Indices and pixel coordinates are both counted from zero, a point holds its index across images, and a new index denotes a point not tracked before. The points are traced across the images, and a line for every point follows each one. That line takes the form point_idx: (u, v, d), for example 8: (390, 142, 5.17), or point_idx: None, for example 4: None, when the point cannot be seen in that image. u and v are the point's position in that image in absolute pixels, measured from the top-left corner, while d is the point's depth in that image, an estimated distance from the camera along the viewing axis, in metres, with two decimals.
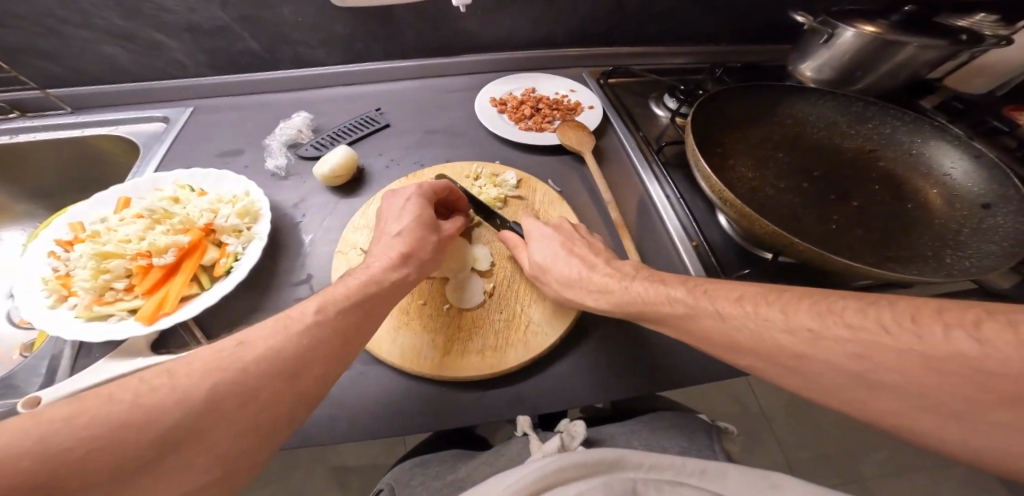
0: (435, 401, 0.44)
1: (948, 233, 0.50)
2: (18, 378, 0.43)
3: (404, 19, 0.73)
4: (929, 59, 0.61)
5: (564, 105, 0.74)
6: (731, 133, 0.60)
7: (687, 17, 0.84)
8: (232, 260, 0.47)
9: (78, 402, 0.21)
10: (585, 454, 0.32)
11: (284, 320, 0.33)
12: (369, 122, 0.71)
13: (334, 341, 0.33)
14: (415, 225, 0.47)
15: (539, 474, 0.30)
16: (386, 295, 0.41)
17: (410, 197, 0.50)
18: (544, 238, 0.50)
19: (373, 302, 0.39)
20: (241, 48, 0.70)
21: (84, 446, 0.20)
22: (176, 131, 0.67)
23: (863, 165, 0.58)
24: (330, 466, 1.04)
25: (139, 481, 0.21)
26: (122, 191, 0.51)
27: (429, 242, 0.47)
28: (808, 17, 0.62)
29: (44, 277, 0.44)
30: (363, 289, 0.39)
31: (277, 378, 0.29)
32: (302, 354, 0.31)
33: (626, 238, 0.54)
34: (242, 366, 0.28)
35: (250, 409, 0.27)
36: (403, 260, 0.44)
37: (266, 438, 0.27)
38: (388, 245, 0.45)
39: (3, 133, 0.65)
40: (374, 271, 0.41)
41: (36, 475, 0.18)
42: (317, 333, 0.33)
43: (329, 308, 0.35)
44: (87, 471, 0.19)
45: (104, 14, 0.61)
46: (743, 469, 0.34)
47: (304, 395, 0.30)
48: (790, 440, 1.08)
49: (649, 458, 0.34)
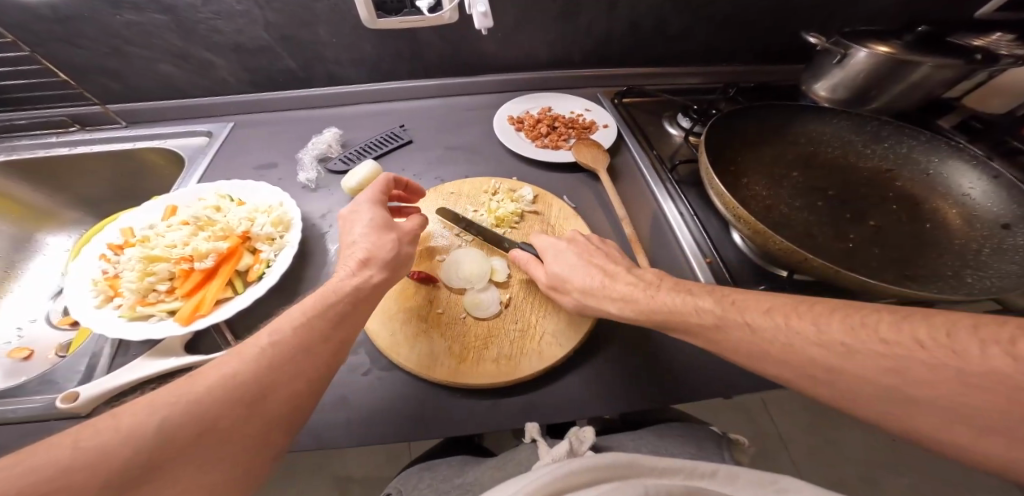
0: (454, 407, 0.45)
1: (967, 252, 0.49)
2: (59, 373, 0.46)
3: (430, 40, 0.78)
4: (944, 79, 0.62)
5: (579, 123, 0.77)
6: (745, 151, 0.61)
7: (701, 39, 0.87)
8: (264, 265, 0.50)
9: None
10: (600, 457, 0.33)
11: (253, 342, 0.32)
12: (393, 138, 0.75)
13: (304, 355, 0.33)
14: (371, 230, 0.46)
15: (557, 476, 0.31)
16: (355, 305, 0.40)
17: (360, 203, 0.49)
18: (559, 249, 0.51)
19: (341, 314, 0.38)
20: (279, 66, 0.76)
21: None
22: (217, 145, 0.72)
23: (880, 183, 0.58)
24: (334, 475, 1.05)
25: None
26: (169, 200, 0.55)
27: (389, 241, 0.46)
28: (820, 38, 0.64)
29: (94, 278, 0.47)
30: (322, 299, 0.38)
31: (239, 403, 0.28)
32: (265, 376, 0.30)
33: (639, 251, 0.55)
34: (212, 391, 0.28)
35: (219, 435, 0.27)
36: (363, 264, 0.43)
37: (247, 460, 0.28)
38: (348, 256, 0.44)
39: (64, 145, 0.71)
40: (333, 282, 0.40)
41: None
42: (281, 351, 0.32)
43: (284, 326, 0.34)
44: None
45: (164, 34, 0.67)
46: (751, 471, 0.35)
47: (276, 417, 0.30)
48: (800, 460, 1.05)
49: (661, 461, 0.34)
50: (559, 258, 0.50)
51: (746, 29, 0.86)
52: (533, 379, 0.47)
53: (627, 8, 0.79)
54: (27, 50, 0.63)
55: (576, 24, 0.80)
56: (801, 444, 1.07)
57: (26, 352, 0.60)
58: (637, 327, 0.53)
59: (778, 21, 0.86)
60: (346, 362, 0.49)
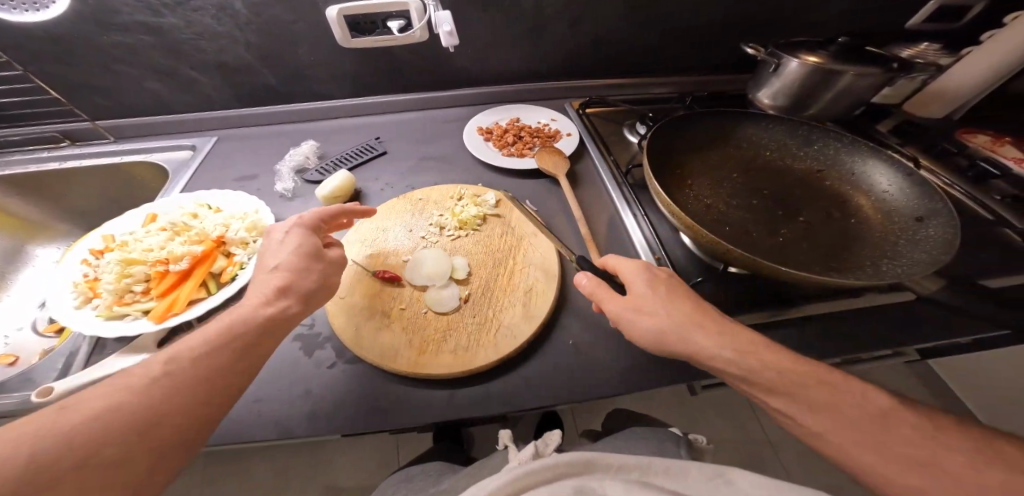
0: (411, 397, 0.49)
1: (887, 244, 0.53)
2: (36, 372, 0.48)
3: (403, 57, 0.83)
4: (868, 86, 0.69)
5: (544, 132, 0.82)
6: (689, 155, 0.66)
7: (658, 52, 0.93)
8: (237, 268, 0.54)
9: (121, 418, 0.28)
10: (561, 459, 0.38)
11: (142, 377, 0.31)
12: (368, 149, 0.80)
13: (230, 353, 0.35)
14: (294, 257, 0.45)
15: (517, 476, 0.36)
16: (267, 329, 0.39)
17: (289, 229, 0.48)
18: (647, 270, 0.45)
19: (251, 338, 0.37)
20: (260, 83, 0.80)
21: None
22: (201, 158, 0.76)
23: (811, 183, 0.63)
24: (322, 484, 1.10)
25: None
26: (150, 209, 0.58)
27: (312, 276, 0.45)
28: (758, 49, 0.72)
29: (74, 281, 0.50)
30: (230, 326, 0.37)
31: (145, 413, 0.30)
32: (171, 388, 0.31)
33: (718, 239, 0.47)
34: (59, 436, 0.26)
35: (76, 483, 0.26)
36: (279, 294, 0.41)
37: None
38: (264, 282, 0.43)
39: (55, 160, 0.75)
40: (242, 309, 0.39)
41: None
42: (169, 383, 0.32)
43: (194, 350, 0.34)
44: None
45: (151, 54, 0.71)
46: (702, 466, 0.39)
47: (188, 413, 0.31)
48: (767, 457, 1.09)
49: (617, 459, 0.39)
50: (648, 283, 0.43)
51: (701, 43, 0.92)
52: (490, 369, 0.51)
53: (588, 26, 0.84)
54: (21, 69, 0.67)
55: (539, 40, 0.86)
56: (768, 442, 1.12)
57: (11, 358, 0.63)
58: (588, 320, 0.56)
59: (731, 36, 0.92)
60: (314, 357, 0.52)
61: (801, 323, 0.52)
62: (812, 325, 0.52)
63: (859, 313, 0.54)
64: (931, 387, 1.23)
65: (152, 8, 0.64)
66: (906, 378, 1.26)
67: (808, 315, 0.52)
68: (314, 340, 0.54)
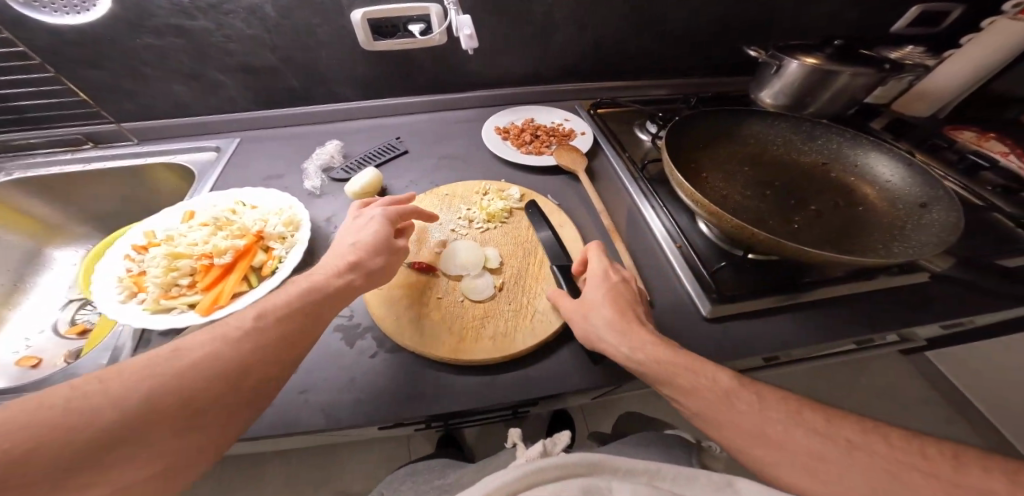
0: (452, 382, 0.50)
1: (895, 228, 0.57)
2: (81, 367, 0.49)
3: (421, 60, 0.86)
4: (863, 85, 0.75)
5: (559, 131, 0.86)
6: (702, 151, 0.70)
7: (664, 55, 0.98)
8: (278, 261, 0.55)
9: (217, 362, 0.33)
10: (562, 459, 0.38)
11: (227, 333, 0.36)
12: (390, 149, 0.82)
13: (296, 325, 0.40)
14: (370, 243, 0.51)
15: (525, 473, 0.36)
16: (330, 302, 0.44)
17: (372, 217, 0.55)
18: (603, 277, 0.52)
19: (317, 309, 0.43)
20: (283, 85, 0.81)
21: (89, 413, 0.26)
22: (226, 159, 0.77)
23: (817, 176, 0.67)
24: (331, 490, 1.10)
25: (138, 437, 0.28)
26: (188, 205, 0.60)
27: (379, 260, 0.51)
28: (759, 52, 0.77)
29: (118, 275, 0.51)
30: (303, 297, 0.42)
31: (235, 364, 0.34)
32: (254, 343, 0.36)
33: (735, 223, 0.51)
34: (173, 375, 0.31)
35: (186, 415, 0.30)
36: (350, 268, 0.48)
37: (176, 464, 0.29)
38: (342, 255, 0.50)
39: (79, 161, 0.76)
40: (318, 278, 0.46)
41: (54, 433, 0.25)
42: (256, 337, 0.37)
43: (267, 315, 0.39)
44: (92, 425, 0.26)
45: (180, 57, 0.72)
46: (711, 474, 0.38)
47: (267, 368, 0.36)
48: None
49: (625, 463, 0.38)
50: (597, 288, 0.51)
51: (705, 46, 0.97)
52: (529, 353, 0.53)
53: (601, 29, 0.88)
54: (52, 72, 0.68)
55: (552, 44, 0.89)
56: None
57: (34, 360, 0.68)
58: None
59: (733, 39, 0.97)
60: (355, 348, 0.54)
61: (816, 305, 0.56)
62: (826, 306, 0.56)
63: (872, 295, 0.57)
64: (924, 374, 1.29)
65: (186, 11, 0.66)
66: (903, 367, 1.32)
67: (824, 296, 0.56)
68: (353, 331, 0.55)
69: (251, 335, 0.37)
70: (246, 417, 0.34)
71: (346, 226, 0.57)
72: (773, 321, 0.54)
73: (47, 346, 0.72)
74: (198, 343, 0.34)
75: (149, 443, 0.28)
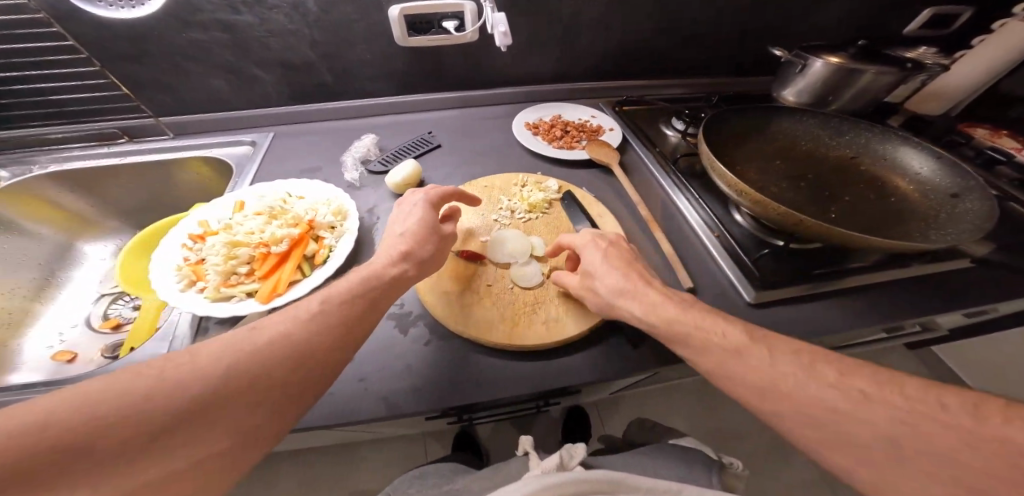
0: (508, 367, 0.51)
1: (929, 217, 0.59)
2: (140, 357, 0.49)
3: (452, 57, 0.87)
4: (885, 85, 0.78)
5: (587, 127, 0.87)
6: (735, 145, 0.72)
7: (687, 54, 1.00)
8: (329, 250, 0.56)
9: (282, 344, 0.34)
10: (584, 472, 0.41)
11: (292, 316, 0.37)
12: (423, 143, 0.83)
13: (357, 311, 0.40)
14: (417, 229, 0.52)
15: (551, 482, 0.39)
16: (385, 290, 0.44)
17: (416, 203, 0.56)
18: (596, 245, 0.52)
19: (376, 296, 0.43)
20: (318, 81, 0.82)
21: (167, 387, 0.27)
22: (262, 153, 0.77)
23: (846, 169, 0.70)
24: (348, 490, 1.09)
25: (208, 413, 0.28)
26: (237, 196, 0.60)
27: (429, 247, 0.51)
28: (784, 52, 0.80)
29: (178, 265, 0.52)
30: (362, 284, 0.43)
31: (300, 346, 0.34)
32: (319, 326, 0.36)
33: (780, 211, 0.53)
34: (248, 351, 0.32)
35: (252, 394, 0.30)
36: (402, 258, 0.48)
37: (247, 441, 0.30)
38: (392, 244, 0.50)
39: (115, 155, 0.76)
40: (373, 268, 0.45)
41: (134, 406, 0.26)
42: (320, 320, 0.37)
43: (331, 299, 0.39)
44: (167, 400, 0.27)
45: (221, 51, 0.72)
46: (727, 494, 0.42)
47: (328, 351, 0.36)
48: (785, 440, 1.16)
49: (647, 481, 0.42)
50: (598, 259, 0.51)
51: (728, 46, 1.00)
52: (582, 338, 0.54)
53: (629, 28, 0.90)
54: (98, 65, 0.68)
55: (580, 43, 0.91)
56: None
57: (70, 354, 0.68)
58: None
59: (754, 39, 1.00)
60: (409, 335, 0.54)
61: (857, 291, 0.57)
62: (865, 292, 0.58)
63: (909, 282, 0.59)
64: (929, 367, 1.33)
65: (232, 5, 0.67)
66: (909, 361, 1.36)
67: (864, 283, 0.58)
68: (406, 318, 0.56)
69: (313, 320, 0.37)
70: (309, 398, 0.34)
71: (393, 214, 0.58)
72: (817, 306, 0.56)
73: (82, 340, 0.72)
74: (268, 325, 0.35)
75: (217, 419, 0.28)
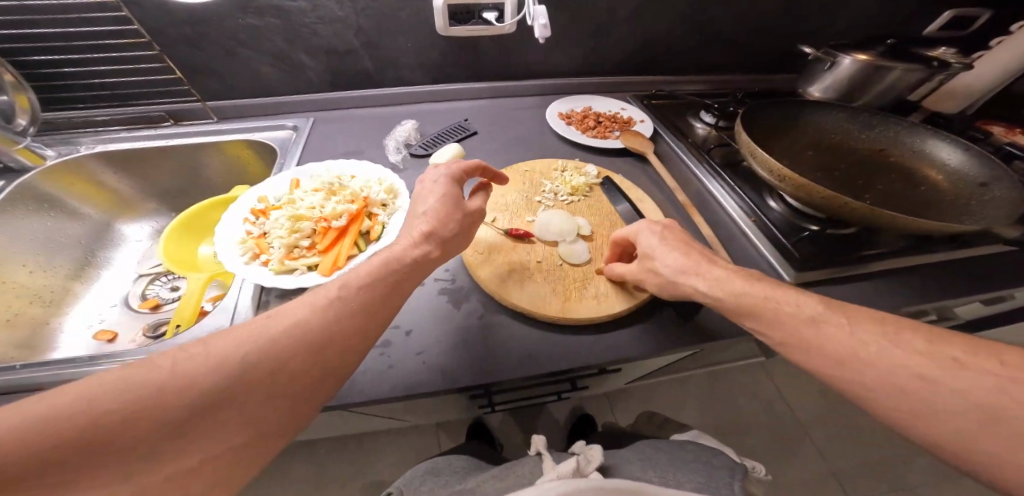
0: (561, 341, 0.52)
1: (959, 205, 0.62)
2: (203, 328, 0.50)
3: (489, 48, 0.89)
4: (910, 82, 0.81)
5: (619, 119, 0.89)
6: (768, 136, 0.74)
7: (714, 51, 1.02)
8: (383, 226, 0.58)
9: (298, 333, 0.33)
10: (602, 480, 0.40)
11: (309, 303, 0.35)
12: (460, 129, 0.85)
13: (377, 297, 0.38)
14: (438, 206, 0.48)
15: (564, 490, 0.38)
16: (410, 273, 0.42)
17: (438, 178, 0.52)
18: (652, 230, 0.51)
19: (401, 281, 0.41)
20: (359, 68, 0.84)
21: (183, 378, 0.27)
22: (304, 137, 0.79)
23: (875, 161, 0.72)
24: (364, 481, 1.10)
25: (226, 403, 0.28)
26: (293, 174, 0.62)
27: (452, 222, 0.48)
28: (814, 49, 0.82)
29: (242, 237, 0.54)
30: (384, 266, 0.41)
31: (316, 334, 0.33)
32: (334, 314, 0.35)
33: (820, 192, 0.55)
34: (260, 341, 0.31)
35: (267, 386, 0.30)
36: (425, 238, 0.45)
37: (265, 433, 0.29)
38: (414, 224, 0.47)
39: (159, 137, 0.77)
40: (395, 249, 0.43)
41: (152, 398, 0.26)
42: (337, 307, 0.36)
43: (352, 283, 0.38)
44: (184, 392, 0.27)
45: (272, 36, 0.74)
46: None
47: (345, 341, 0.35)
48: (793, 436, 1.18)
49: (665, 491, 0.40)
50: (656, 241, 0.50)
51: (755, 44, 1.02)
52: (631, 314, 0.55)
53: (663, 24, 0.93)
54: (156, 50, 0.70)
55: (612, 38, 0.93)
56: (798, 422, 1.21)
57: (110, 334, 0.68)
58: None
59: (779, 38, 1.02)
60: (462, 309, 0.55)
61: (893, 274, 0.59)
62: (900, 275, 0.59)
63: (942, 266, 0.61)
64: None
65: None
66: None
67: (897, 266, 0.60)
68: (458, 293, 0.57)
69: (325, 308, 0.35)
70: (326, 390, 0.33)
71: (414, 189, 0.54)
72: (857, 287, 0.58)
73: (121, 319, 0.72)
74: (282, 314, 0.34)
75: (235, 411, 0.28)
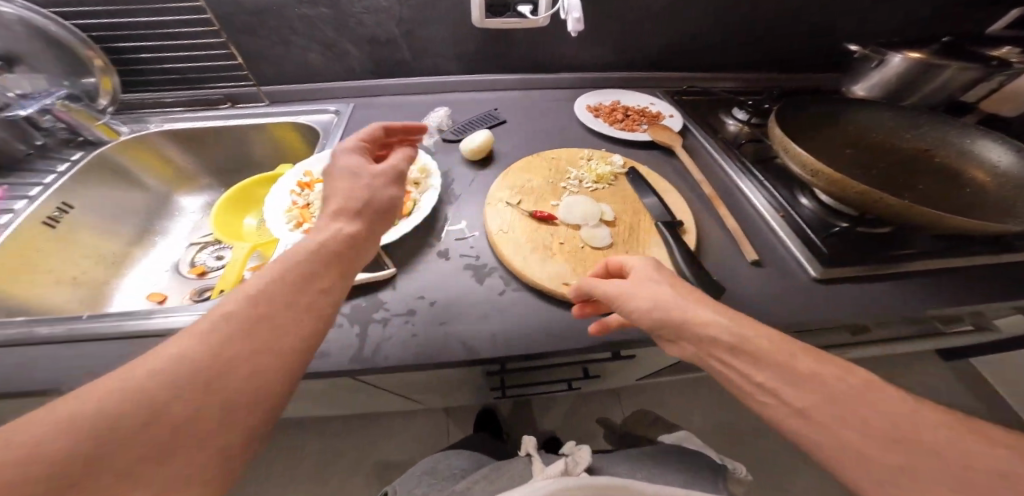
0: (578, 320, 0.53)
1: (1008, 207, 0.58)
2: None
3: (522, 41, 0.91)
4: (965, 81, 0.76)
5: (647, 113, 0.89)
6: (802, 131, 0.73)
7: (752, 47, 1.00)
8: (413, 203, 0.61)
9: (241, 324, 0.28)
10: (593, 478, 0.41)
11: (234, 294, 0.30)
12: (490, 117, 0.88)
13: (310, 274, 0.33)
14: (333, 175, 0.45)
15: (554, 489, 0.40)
16: (325, 249, 0.36)
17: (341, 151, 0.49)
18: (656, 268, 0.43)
19: (329, 259, 0.36)
20: (398, 57, 0.89)
21: (108, 418, 0.22)
22: (345, 121, 0.84)
23: (918, 162, 0.69)
24: (372, 461, 1.14)
25: (182, 422, 0.23)
26: (335, 152, 0.67)
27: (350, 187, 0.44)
28: (861, 47, 0.79)
29: (287, 207, 0.59)
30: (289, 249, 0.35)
31: (260, 319, 0.29)
32: (269, 295, 0.30)
33: (854, 187, 0.54)
34: (181, 363, 0.25)
35: (226, 386, 0.25)
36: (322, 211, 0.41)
37: (247, 434, 0.25)
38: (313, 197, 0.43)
39: (217, 118, 0.84)
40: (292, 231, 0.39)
41: (75, 449, 0.20)
42: (269, 291, 0.31)
43: (273, 268, 0.33)
44: (116, 431, 0.22)
45: (322, 26, 0.80)
46: None
47: (297, 317, 0.30)
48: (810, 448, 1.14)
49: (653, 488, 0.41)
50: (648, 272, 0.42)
51: (795, 39, 0.99)
52: None
53: (699, 19, 0.92)
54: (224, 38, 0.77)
55: (646, 33, 0.93)
56: None
57: (161, 296, 0.75)
58: (728, 266, 0.58)
59: (822, 35, 0.99)
60: (485, 283, 0.57)
61: (928, 276, 0.57)
62: (937, 278, 0.57)
63: (985, 271, 0.58)
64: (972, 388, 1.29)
65: None
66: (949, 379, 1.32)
67: (933, 268, 0.58)
68: (482, 269, 0.59)
69: (257, 292, 0.30)
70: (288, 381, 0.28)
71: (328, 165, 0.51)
72: (888, 286, 0.56)
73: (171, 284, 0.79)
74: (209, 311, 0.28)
75: (198, 425, 0.24)
